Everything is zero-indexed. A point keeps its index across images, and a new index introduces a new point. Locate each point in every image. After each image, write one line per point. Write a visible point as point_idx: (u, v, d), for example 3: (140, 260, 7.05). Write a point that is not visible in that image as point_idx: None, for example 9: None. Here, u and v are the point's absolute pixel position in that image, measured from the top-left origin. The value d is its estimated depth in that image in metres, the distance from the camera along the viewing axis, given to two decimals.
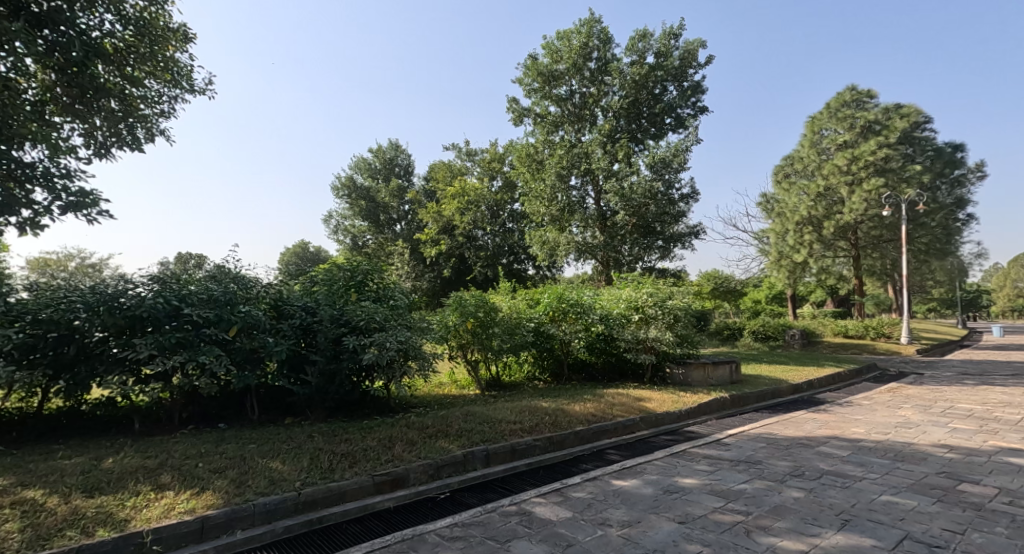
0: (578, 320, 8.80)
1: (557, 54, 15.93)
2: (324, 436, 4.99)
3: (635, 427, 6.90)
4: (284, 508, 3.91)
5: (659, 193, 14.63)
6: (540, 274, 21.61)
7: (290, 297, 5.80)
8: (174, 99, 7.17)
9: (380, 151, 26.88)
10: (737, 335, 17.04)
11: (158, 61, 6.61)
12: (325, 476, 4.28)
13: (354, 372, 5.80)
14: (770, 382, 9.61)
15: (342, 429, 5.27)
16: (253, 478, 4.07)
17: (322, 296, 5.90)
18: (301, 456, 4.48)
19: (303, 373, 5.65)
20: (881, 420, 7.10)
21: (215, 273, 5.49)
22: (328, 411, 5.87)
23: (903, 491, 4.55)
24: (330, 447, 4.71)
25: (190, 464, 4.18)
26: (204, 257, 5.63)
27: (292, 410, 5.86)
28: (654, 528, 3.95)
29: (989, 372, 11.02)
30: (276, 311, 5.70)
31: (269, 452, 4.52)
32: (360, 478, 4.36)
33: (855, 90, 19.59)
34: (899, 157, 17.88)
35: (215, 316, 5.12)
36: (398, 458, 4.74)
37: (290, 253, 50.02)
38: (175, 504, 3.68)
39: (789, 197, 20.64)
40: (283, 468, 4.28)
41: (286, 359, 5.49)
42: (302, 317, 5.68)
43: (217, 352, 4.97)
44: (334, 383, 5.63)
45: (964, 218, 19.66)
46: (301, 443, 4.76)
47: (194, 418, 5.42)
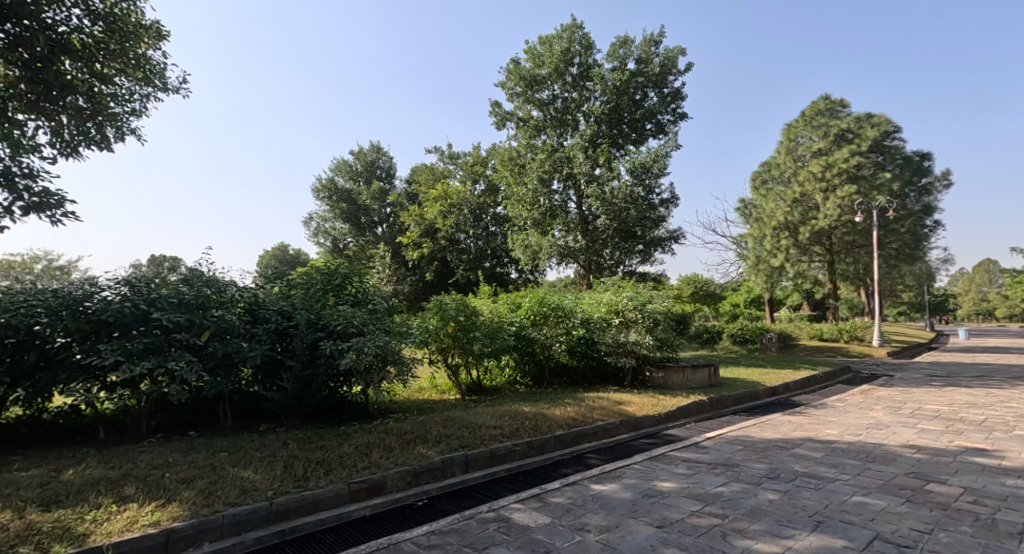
0: (559, 324, 8.81)
1: (540, 58, 16.02)
2: (299, 443, 4.92)
3: (615, 431, 6.93)
4: (256, 518, 3.84)
5: (640, 198, 14.80)
6: (522, 278, 21.61)
7: (266, 301, 5.72)
8: (146, 98, 7.06)
9: (361, 153, 26.85)
10: (716, 339, 17.22)
11: (129, 59, 6.50)
12: (299, 484, 4.23)
13: (331, 378, 5.72)
14: (749, 385, 9.77)
15: (318, 435, 5.21)
16: (222, 488, 3.99)
17: (299, 300, 5.81)
18: (274, 464, 4.42)
19: (279, 379, 5.57)
20: (854, 422, 7.25)
21: (188, 275, 5.36)
22: (305, 417, 5.80)
23: (874, 492, 4.64)
24: (305, 455, 4.65)
25: (156, 475, 4.09)
26: (179, 260, 5.50)
27: (267, 416, 5.77)
28: (632, 533, 3.97)
29: (954, 373, 11.37)
30: (251, 315, 5.61)
31: (242, 461, 4.45)
32: (336, 486, 4.31)
33: (828, 99, 20.03)
34: (870, 165, 18.38)
35: (186, 320, 5.01)
36: (376, 465, 4.70)
37: (268, 254, 49.24)
38: (138, 516, 3.60)
39: (767, 203, 20.96)
40: (255, 476, 4.21)
41: (260, 365, 5.40)
42: (278, 321, 5.61)
43: (188, 358, 4.88)
44: (311, 388, 5.57)
45: (931, 224, 20.28)
46: (274, 451, 4.69)
47: (162, 427, 5.31)
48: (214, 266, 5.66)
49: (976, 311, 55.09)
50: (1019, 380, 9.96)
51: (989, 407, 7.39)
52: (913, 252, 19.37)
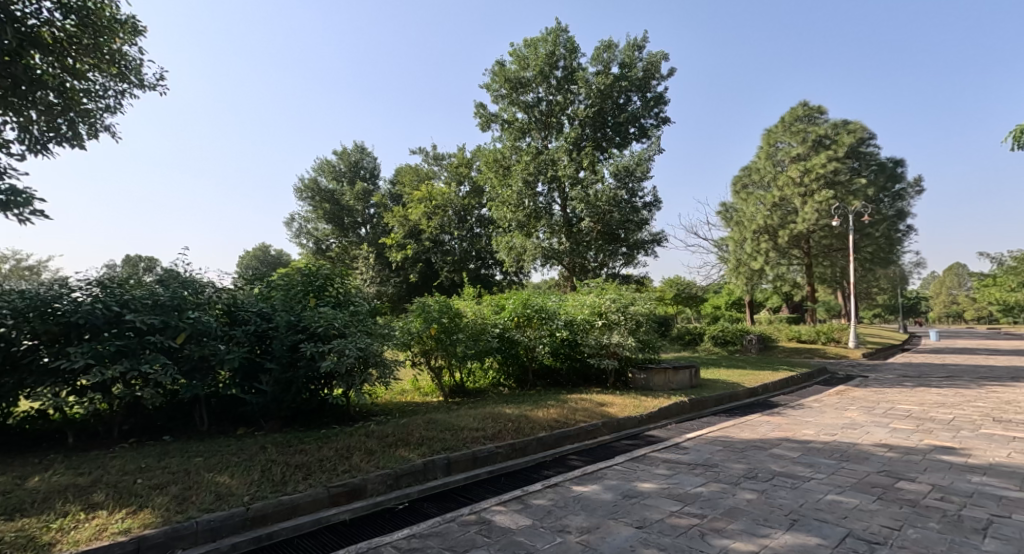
0: (543, 326, 8.85)
1: (525, 61, 16.10)
2: (278, 447, 4.89)
3: (597, 432, 6.98)
4: (231, 524, 3.81)
5: (623, 201, 14.95)
6: (507, 280, 21.64)
7: (244, 303, 5.68)
8: (120, 94, 6.98)
9: (345, 153, 26.67)
10: (698, 341, 17.41)
11: (103, 54, 6.41)
12: (277, 489, 4.20)
13: (312, 381, 5.68)
14: (729, 386, 9.90)
15: (298, 439, 5.18)
16: (197, 494, 3.96)
17: (278, 301, 5.77)
18: (251, 469, 4.38)
19: (258, 382, 5.51)
20: (830, 422, 7.38)
21: (164, 276, 5.30)
22: (284, 420, 5.76)
23: (847, 490, 4.74)
24: (284, 459, 4.62)
25: (127, 481, 4.05)
26: (154, 260, 5.44)
27: (245, 420, 5.72)
28: (612, 534, 4.01)
29: (926, 374, 11.67)
30: (229, 316, 5.57)
31: (217, 466, 4.41)
32: (315, 490, 4.29)
33: (806, 106, 20.39)
34: (847, 171, 18.72)
35: (161, 322, 4.95)
36: (356, 469, 4.69)
37: (250, 254, 48.54)
38: (107, 524, 3.56)
39: (747, 206, 21.27)
40: (230, 482, 4.18)
41: (238, 367, 5.35)
42: (257, 323, 5.58)
43: (162, 361, 4.83)
44: (291, 391, 5.53)
45: (904, 229, 20.77)
46: (252, 455, 4.66)
47: (135, 431, 5.25)
48: (190, 266, 5.61)
49: (947, 314, 56.70)
50: (986, 380, 10.26)
51: (958, 406, 7.58)
52: (887, 256, 19.80)
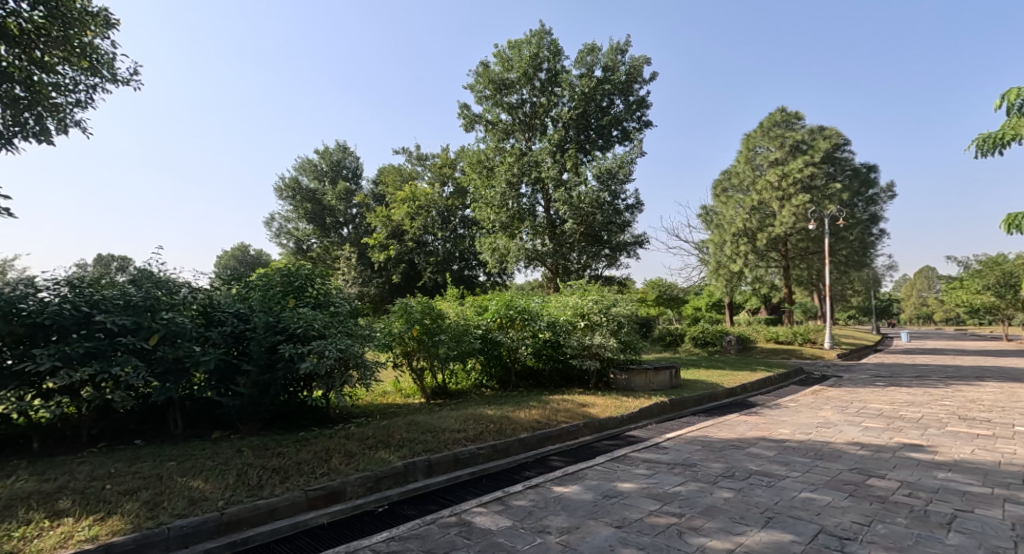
0: (525, 327, 8.88)
1: (509, 62, 16.14)
2: (255, 450, 4.85)
3: (579, 433, 7.03)
4: (205, 529, 3.78)
5: (606, 204, 15.08)
6: (490, 281, 21.67)
7: (221, 303, 5.62)
8: (92, 89, 6.85)
9: (326, 152, 26.44)
10: (679, 342, 17.60)
11: (73, 47, 6.32)
12: (253, 493, 4.17)
13: (290, 383, 5.63)
14: (708, 387, 10.04)
15: (275, 442, 5.15)
16: (169, 499, 3.92)
17: (256, 302, 5.72)
18: (226, 473, 4.35)
19: (234, 384, 5.46)
20: (805, 421, 7.52)
21: (136, 276, 5.21)
22: (262, 423, 5.71)
23: (820, 488, 4.84)
24: (260, 462, 4.59)
25: (95, 487, 3.99)
26: (127, 259, 5.36)
27: (221, 423, 5.66)
28: (592, 534, 4.05)
29: (896, 373, 11.96)
30: (205, 317, 5.50)
31: (191, 470, 4.36)
32: (292, 494, 4.27)
33: (784, 111, 20.77)
34: (822, 175, 19.13)
35: (133, 323, 4.87)
36: (335, 472, 4.67)
37: (228, 255, 47.79)
38: (73, 532, 3.51)
39: (727, 210, 21.54)
40: (204, 486, 4.14)
41: (213, 370, 5.29)
42: (234, 324, 5.53)
43: (133, 363, 4.76)
44: (269, 393, 5.48)
45: (877, 233, 21.27)
46: (227, 459, 4.62)
47: (105, 435, 5.18)
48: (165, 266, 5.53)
49: (917, 315, 58.28)
50: (954, 380, 10.55)
51: (926, 405, 7.77)
52: (861, 259, 20.25)
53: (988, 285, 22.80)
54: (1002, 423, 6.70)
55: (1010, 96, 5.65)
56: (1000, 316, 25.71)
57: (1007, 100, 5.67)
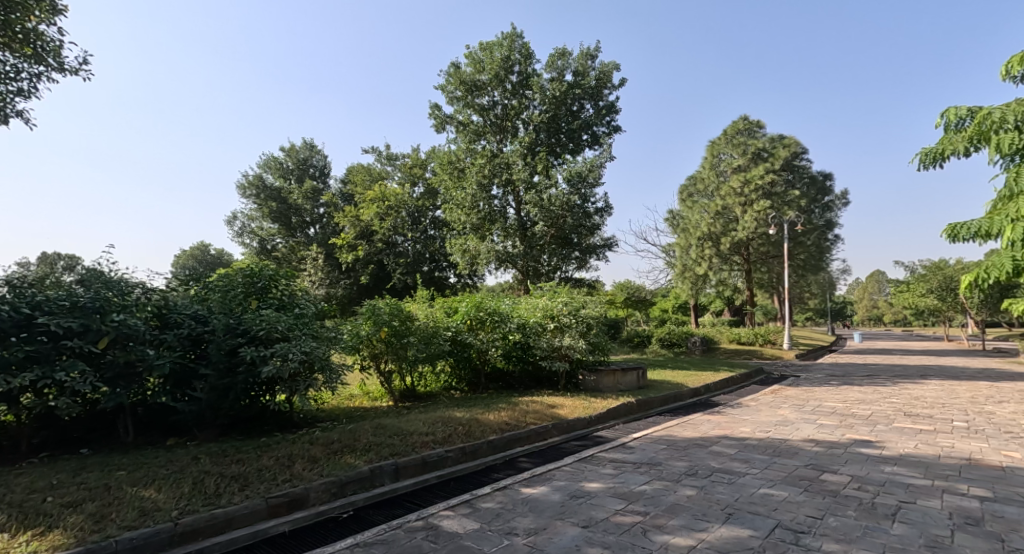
0: (495, 329, 8.93)
1: (480, 64, 16.17)
2: (212, 457, 4.78)
3: (547, 434, 7.12)
4: (157, 540, 3.72)
5: (576, 207, 15.25)
6: (460, 283, 21.67)
7: (177, 305, 5.49)
8: (35, 77, 6.68)
9: (293, 150, 26.02)
10: (646, 343, 17.90)
11: (15, 32, 6.14)
12: (209, 502, 4.12)
13: (252, 388, 5.56)
14: (673, 387, 10.28)
15: (235, 448, 5.08)
16: (118, 511, 3.84)
17: (215, 303, 5.61)
18: (181, 482, 4.28)
19: (191, 389, 5.39)
20: (764, 419, 7.78)
21: (85, 275, 5.04)
22: (220, 429, 5.63)
23: (778, 483, 5.03)
24: (218, 470, 4.53)
25: (36, 500, 3.88)
26: (74, 259, 5.17)
27: (176, 429, 5.57)
28: (559, 534, 4.13)
29: (850, 373, 12.46)
30: (160, 319, 5.37)
31: (143, 479, 4.28)
32: (251, 502, 4.23)
33: (747, 120, 21.36)
34: (782, 183, 19.77)
35: (81, 326, 4.72)
36: (298, 478, 4.64)
37: (187, 254, 46.31)
38: (10, 548, 3.40)
39: (692, 214, 22.03)
40: (157, 496, 4.07)
41: (168, 374, 5.19)
42: (192, 327, 5.42)
43: (80, 369, 4.63)
44: (228, 398, 5.40)
45: (833, 238, 22.08)
46: (183, 467, 4.54)
47: (47, 445, 5.03)
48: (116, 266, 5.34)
49: (870, 317, 60.72)
50: (902, 378, 11.06)
51: (876, 402, 8.13)
52: (818, 263, 21.00)
53: (932, 289, 23.72)
54: (944, 419, 7.06)
55: (948, 116, 5.97)
56: (944, 318, 26.87)
57: (945, 119, 5.98)
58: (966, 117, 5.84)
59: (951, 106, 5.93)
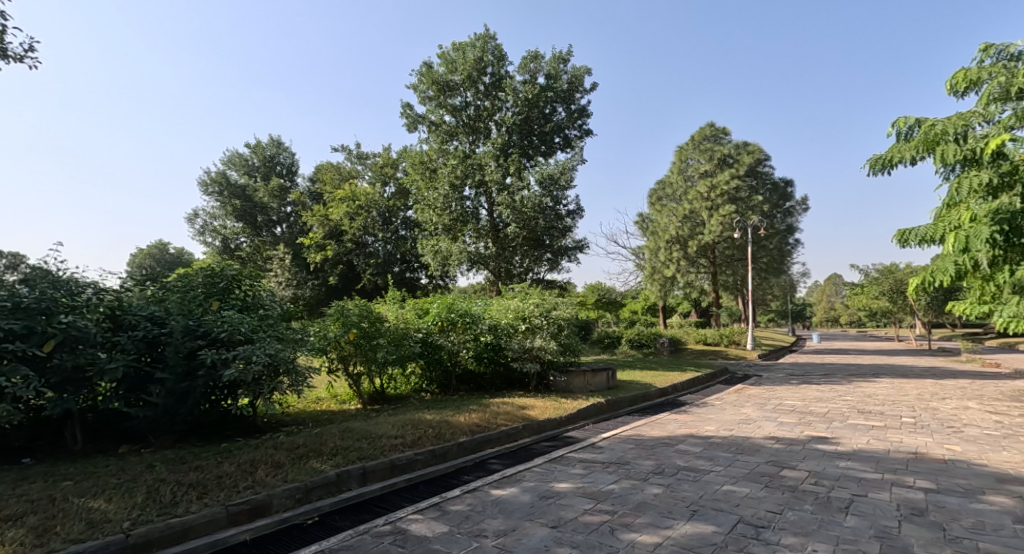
0: (467, 330, 8.95)
1: (452, 64, 16.16)
2: (169, 465, 4.68)
3: (518, 435, 7.17)
4: None
5: (547, 209, 15.37)
6: (432, 284, 21.59)
7: (131, 306, 5.30)
8: None
9: (259, 147, 25.58)
10: (616, 344, 18.13)
11: None
12: (164, 512, 4.03)
13: (211, 392, 5.46)
14: (642, 387, 10.47)
15: (193, 455, 4.98)
16: (63, 523, 3.72)
17: (174, 305, 5.44)
18: (134, 491, 4.17)
19: (146, 393, 5.24)
20: (729, 418, 7.99)
21: (30, 274, 4.79)
22: (177, 435, 5.51)
23: (740, 480, 5.19)
24: (175, 478, 4.43)
25: None
26: (18, 255, 4.86)
27: (129, 437, 5.42)
28: (528, 535, 4.18)
29: (810, 372, 12.88)
30: (113, 321, 5.16)
31: (92, 490, 4.16)
32: (210, 510, 4.16)
33: (713, 126, 21.86)
34: (747, 188, 20.30)
35: (24, 328, 4.51)
36: (260, 484, 4.59)
37: (146, 253, 44.87)
38: None
39: (661, 217, 22.42)
40: (106, 507, 3.96)
41: (121, 378, 5.04)
42: (148, 329, 5.24)
43: (23, 373, 4.40)
44: (186, 403, 5.29)
45: (795, 242, 22.76)
46: (136, 475, 4.43)
47: None
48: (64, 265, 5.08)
49: (828, 319, 62.79)
50: (856, 377, 11.51)
51: (833, 400, 8.44)
52: (780, 266, 21.63)
53: (883, 291, 24.56)
54: (894, 415, 7.37)
55: (897, 125, 6.24)
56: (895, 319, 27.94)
57: (895, 128, 6.26)
58: (914, 127, 6.12)
59: (901, 117, 6.21)
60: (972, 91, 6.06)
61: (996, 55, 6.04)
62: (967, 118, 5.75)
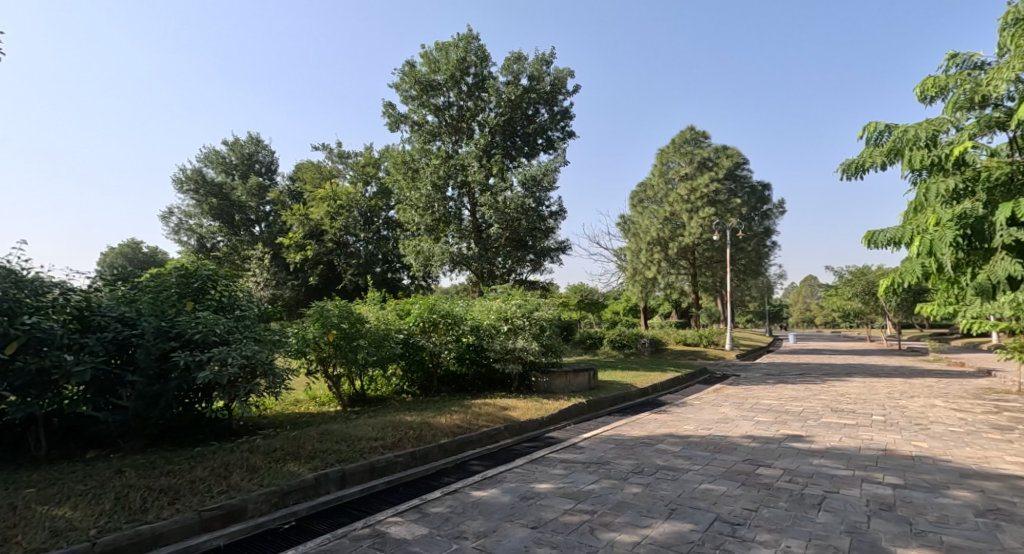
0: (448, 331, 8.92)
1: (435, 64, 16.14)
2: (139, 470, 4.60)
3: (499, 436, 7.17)
4: None
5: (530, 210, 15.40)
6: (413, 284, 21.48)
7: (100, 307, 5.18)
8: None
9: (237, 144, 25.29)
10: (598, 344, 18.22)
11: None
12: (134, 519, 3.96)
13: (184, 395, 5.39)
14: (622, 387, 10.55)
15: (165, 460, 4.90)
16: (27, 533, 3.63)
17: (145, 305, 5.33)
18: (101, 498, 4.09)
19: (115, 397, 5.13)
20: (707, 417, 8.09)
21: None
22: (148, 440, 5.41)
23: (717, 478, 5.26)
24: (145, 483, 4.35)
25: None
26: None
27: (98, 441, 5.31)
28: (508, 536, 4.19)
29: (786, 372, 13.10)
30: (81, 322, 5.05)
31: (57, 497, 4.07)
32: (182, 516, 4.09)
33: (693, 130, 22.13)
34: (725, 191, 20.60)
35: None
36: (235, 489, 4.53)
37: (118, 252, 43.92)
38: None
39: (642, 219, 22.62)
40: (72, 514, 3.88)
41: (90, 381, 4.93)
42: (118, 330, 5.13)
43: None
44: (158, 406, 5.21)
45: (772, 244, 23.14)
46: (104, 482, 4.34)
47: None
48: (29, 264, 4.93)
49: (804, 319, 63.97)
50: (829, 377, 11.73)
51: (807, 399, 8.59)
52: (758, 268, 21.96)
53: (856, 293, 25.10)
54: (866, 414, 7.54)
55: (869, 130, 6.38)
56: (867, 321, 28.58)
57: (866, 133, 6.39)
58: (884, 132, 6.27)
59: (872, 122, 6.35)
60: (939, 98, 6.22)
61: (961, 64, 6.22)
62: (935, 124, 5.89)
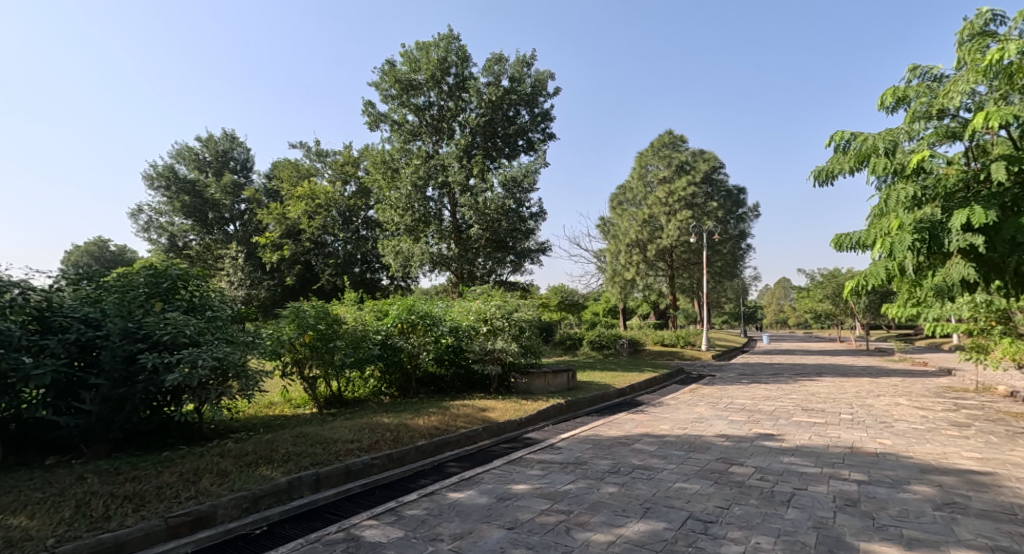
0: (427, 332, 8.84)
1: (416, 63, 16.06)
2: (102, 476, 4.49)
3: (477, 437, 7.16)
4: None
5: (510, 211, 15.39)
6: (392, 285, 21.35)
7: (63, 308, 5.05)
8: None
9: (211, 141, 24.85)
10: (577, 345, 18.30)
11: None
12: (96, 527, 3.86)
13: (151, 397, 5.28)
14: (600, 388, 10.60)
15: (130, 465, 4.80)
16: None
17: (110, 305, 5.21)
18: (62, 506, 3.99)
19: (78, 400, 5.01)
20: (682, 417, 8.18)
21: None
22: (113, 445, 5.29)
23: (691, 477, 5.32)
24: (109, 490, 4.26)
25: None
26: None
27: (60, 446, 5.18)
28: (484, 537, 4.19)
29: (760, 372, 13.33)
30: (41, 324, 4.93)
31: (14, 505, 3.96)
32: (148, 523, 4.00)
33: (671, 134, 22.38)
34: (702, 194, 20.86)
35: None
36: (203, 494, 4.45)
37: (83, 251, 42.74)
38: None
39: (622, 221, 22.79)
40: (30, 523, 3.78)
41: (51, 384, 4.81)
42: (81, 331, 5.00)
43: None
44: (124, 409, 5.11)
45: (746, 247, 23.53)
46: (64, 488, 4.24)
47: None
48: None
49: (777, 321, 65.24)
50: (801, 376, 11.97)
51: (780, 399, 8.74)
52: (733, 270, 22.30)
53: (827, 295, 25.67)
54: (834, 412, 7.70)
55: (836, 138, 6.46)
56: (837, 321, 29.25)
57: (833, 141, 6.46)
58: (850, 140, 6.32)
59: (838, 130, 6.41)
60: (901, 107, 6.36)
61: (922, 76, 6.37)
62: (896, 132, 6.04)
